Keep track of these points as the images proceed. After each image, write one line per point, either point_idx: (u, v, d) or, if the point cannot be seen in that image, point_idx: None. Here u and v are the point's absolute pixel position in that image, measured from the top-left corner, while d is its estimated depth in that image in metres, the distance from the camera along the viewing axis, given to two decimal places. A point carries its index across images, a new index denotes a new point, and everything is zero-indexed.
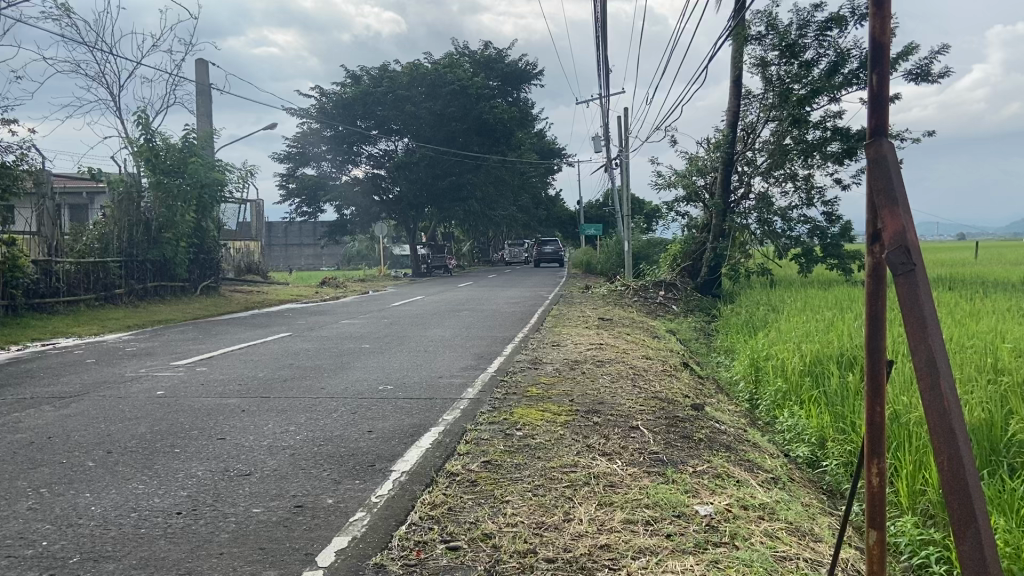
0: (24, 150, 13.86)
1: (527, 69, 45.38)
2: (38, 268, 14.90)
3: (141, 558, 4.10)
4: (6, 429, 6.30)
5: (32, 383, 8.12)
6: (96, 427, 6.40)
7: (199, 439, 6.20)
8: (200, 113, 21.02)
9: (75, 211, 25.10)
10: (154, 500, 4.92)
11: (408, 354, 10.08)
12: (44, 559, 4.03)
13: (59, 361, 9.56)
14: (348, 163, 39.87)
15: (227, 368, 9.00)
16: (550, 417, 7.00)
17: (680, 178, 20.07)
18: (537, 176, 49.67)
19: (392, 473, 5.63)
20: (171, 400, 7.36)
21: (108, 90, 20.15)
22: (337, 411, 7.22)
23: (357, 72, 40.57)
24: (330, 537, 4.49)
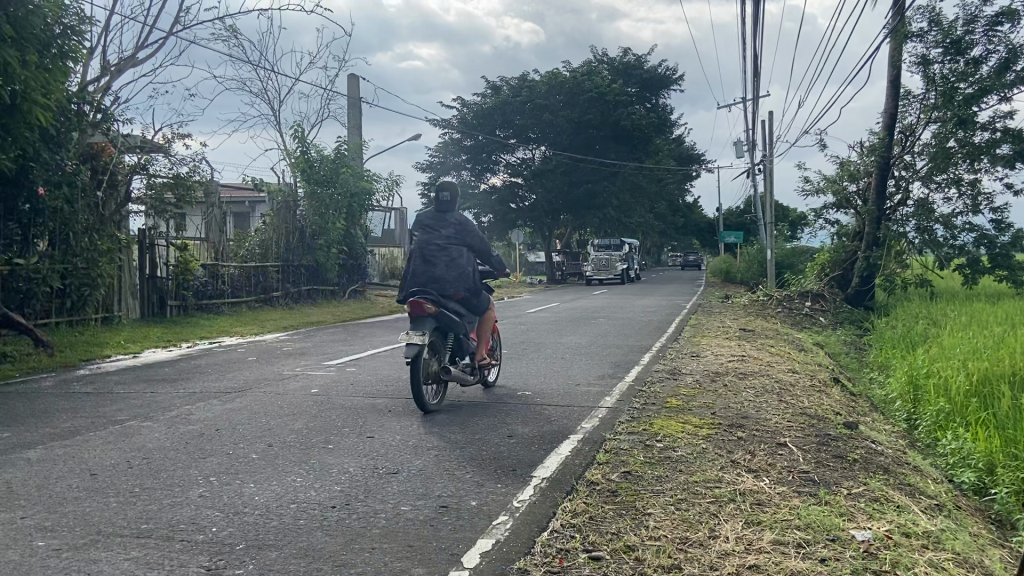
0: (197, 162, 15.02)
1: (667, 74, 44.74)
2: (206, 272, 16.13)
3: (301, 548, 4.33)
4: (180, 420, 6.83)
5: (202, 378, 8.78)
6: (258, 421, 6.83)
7: (350, 436, 6.50)
8: (351, 126, 22.09)
9: (239, 218, 27.04)
10: (311, 494, 5.19)
11: (545, 361, 10.15)
12: (214, 545, 4.31)
13: (224, 358, 10.30)
14: (486, 172, 40.89)
15: (374, 369, 9.39)
16: (692, 430, 6.83)
17: (829, 184, 19.21)
18: (674, 183, 48.85)
19: (533, 479, 5.67)
20: (324, 398, 7.75)
21: (269, 105, 21.56)
22: (478, 415, 7.36)
23: (496, 82, 41.40)
24: (475, 538, 4.58)
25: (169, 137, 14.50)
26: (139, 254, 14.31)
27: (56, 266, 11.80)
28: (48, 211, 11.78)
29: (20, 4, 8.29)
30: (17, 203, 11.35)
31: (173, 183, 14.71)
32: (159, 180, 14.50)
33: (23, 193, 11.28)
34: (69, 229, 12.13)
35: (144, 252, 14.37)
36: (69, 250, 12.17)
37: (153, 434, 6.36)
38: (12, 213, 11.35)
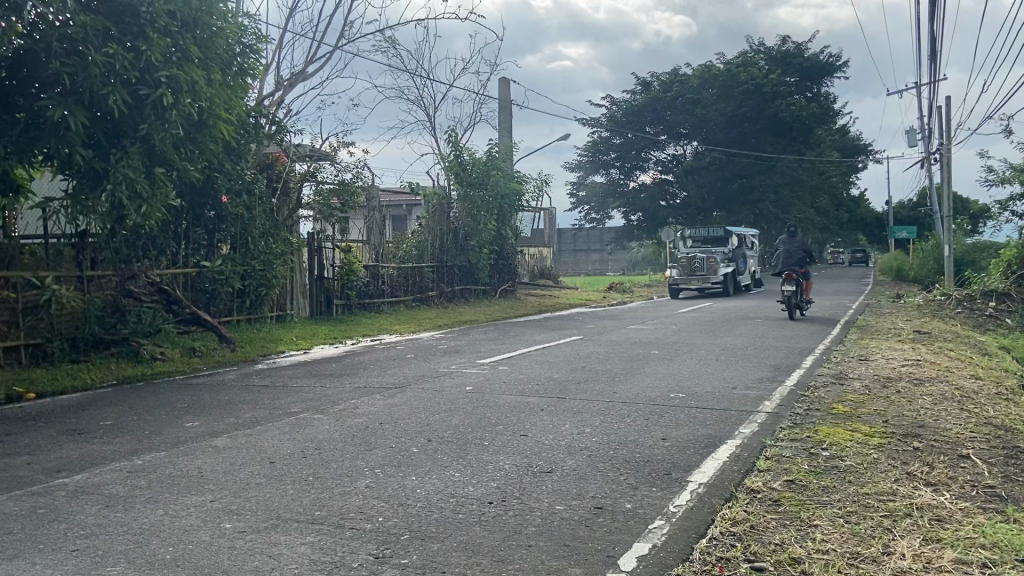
0: (359, 168, 15.82)
1: (828, 62, 42.44)
2: (367, 273, 16.98)
3: (461, 541, 4.44)
4: (346, 414, 7.22)
5: (365, 374, 9.24)
6: (418, 417, 7.10)
7: (504, 434, 6.62)
8: (502, 128, 22.53)
9: (398, 221, 28.28)
10: (469, 489, 5.32)
11: (699, 363, 9.89)
12: (381, 534, 4.51)
13: (385, 355, 10.79)
14: (636, 170, 40.73)
15: (526, 368, 9.51)
16: (861, 439, 6.43)
17: (1017, 172, 17.53)
18: (836, 176, 46.23)
19: (689, 484, 5.54)
20: (479, 396, 7.94)
21: (426, 112, 22.41)
22: (631, 416, 7.28)
23: (646, 79, 40.93)
24: (631, 541, 4.52)
25: (335, 146, 15.37)
26: (308, 256, 15.25)
27: (236, 268, 12.80)
28: (230, 217, 12.81)
29: (206, 27, 9.04)
30: (204, 211, 12.44)
31: (338, 189, 15.57)
32: (326, 187, 15.40)
33: (209, 201, 12.46)
34: (248, 234, 13.12)
35: (312, 254, 15.30)
36: (248, 253, 13.18)
37: (323, 426, 6.75)
38: (199, 220, 12.42)
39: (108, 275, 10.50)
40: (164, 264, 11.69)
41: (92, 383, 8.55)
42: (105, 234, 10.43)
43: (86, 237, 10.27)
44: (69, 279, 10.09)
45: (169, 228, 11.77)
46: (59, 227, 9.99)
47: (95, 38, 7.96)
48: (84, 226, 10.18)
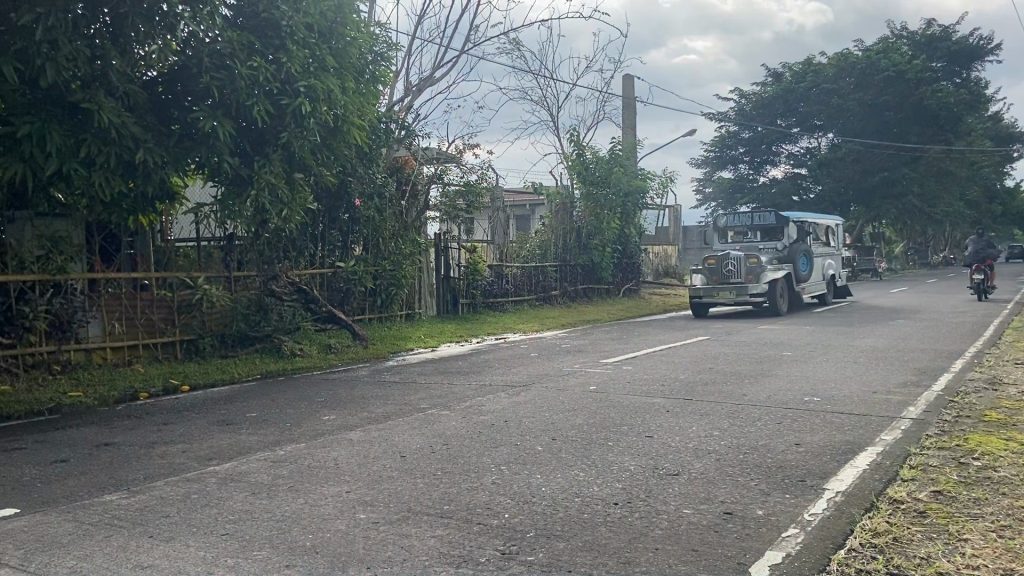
0: (484, 169, 16.09)
1: (980, 44, 39.44)
2: (492, 272, 17.26)
3: (586, 541, 4.44)
4: (473, 411, 7.36)
5: (490, 372, 9.40)
6: (543, 415, 7.15)
7: (629, 435, 6.55)
8: (626, 125, 22.31)
9: (522, 221, 28.54)
10: (595, 489, 5.31)
11: (836, 365, 9.43)
12: (507, 530, 4.57)
13: (509, 353, 10.93)
14: (767, 164, 39.44)
15: (651, 368, 9.38)
16: (1018, 449, 5.93)
17: None
18: (990, 167, 42.87)
19: (825, 491, 5.29)
20: (603, 396, 7.90)
21: (550, 111, 22.51)
22: (761, 419, 7.03)
23: (778, 70, 39.46)
24: (762, 549, 4.37)
25: (461, 148, 15.70)
26: (435, 256, 15.69)
27: (368, 268, 13.31)
28: (362, 219, 13.33)
29: (340, 38, 9.46)
30: (338, 213, 13.01)
31: (464, 190, 15.89)
32: (453, 188, 15.76)
33: (343, 204, 13.04)
34: (379, 235, 13.63)
35: (439, 255, 15.70)
36: (379, 254, 13.69)
37: (451, 423, 6.91)
38: (333, 222, 13.00)
39: (252, 276, 11.17)
40: (302, 265, 12.32)
41: (239, 377, 9.13)
42: (249, 236, 11.09)
43: (233, 240, 10.95)
44: (218, 279, 10.80)
45: (306, 230, 12.38)
46: (209, 230, 10.70)
47: (241, 53, 8.47)
48: (231, 229, 10.86)
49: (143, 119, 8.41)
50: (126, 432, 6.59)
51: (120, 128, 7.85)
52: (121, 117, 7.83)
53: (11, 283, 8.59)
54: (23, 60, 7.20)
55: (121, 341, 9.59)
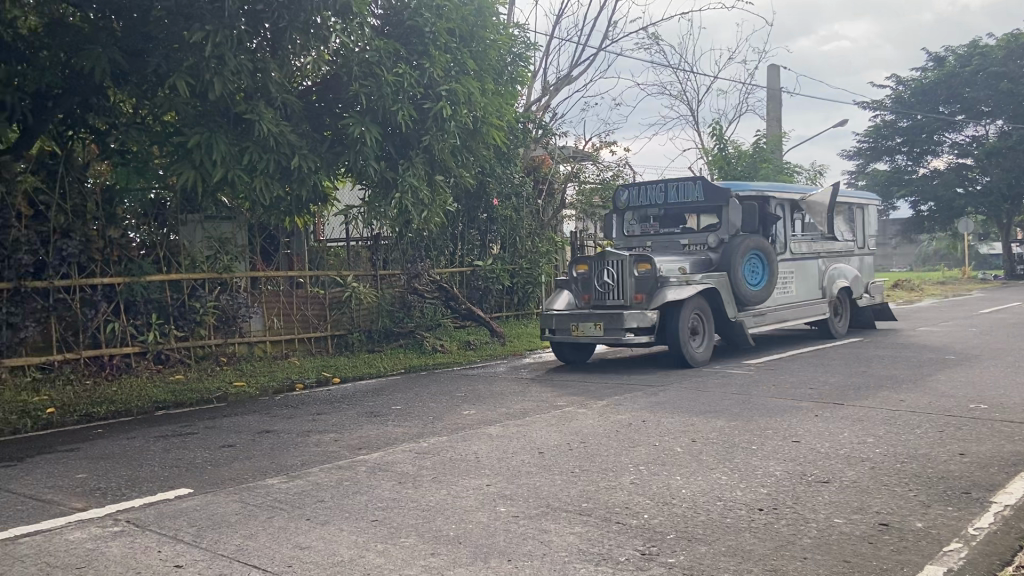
0: (621, 166, 15.99)
1: None
2: None
3: (729, 546, 4.32)
4: (611, 409, 7.33)
5: (628, 371, 9.32)
6: (682, 416, 7.02)
7: (774, 439, 6.32)
8: (771, 118, 21.50)
9: None
10: (738, 493, 5.15)
11: (1007, 371, 8.67)
12: (647, 531, 4.52)
13: (647, 353, 10.81)
14: (927, 154, 36.53)
15: (797, 371, 9.00)
16: None
17: None
18: None
19: (995, 506, 4.89)
20: (746, 398, 7.66)
21: (690, 106, 22.03)
22: (921, 427, 6.59)
23: (939, 53, 36.76)
24: (922, 564, 4.09)
25: (598, 145, 15.67)
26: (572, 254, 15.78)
27: (505, 267, 13.54)
28: (500, 218, 13.59)
29: (480, 41, 9.69)
30: (477, 213, 13.31)
31: (600, 188, 15.85)
32: (589, 186, 15.76)
33: (482, 203, 13.33)
34: (516, 233, 13.83)
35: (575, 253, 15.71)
36: (516, 252, 13.89)
37: (589, 421, 6.91)
38: (473, 222, 13.31)
39: (397, 274, 11.62)
40: (443, 264, 12.67)
41: (385, 371, 9.53)
42: (393, 237, 11.55)
43: (379, 239, 11.44)
44: (366, 277, 11.30)
45: (447, 230, 12.73)
46: (358, 231, 11.23)
47: (387, 61, 8.89)
48: (377, 229, 11.34)
49: (298, 127, 8.93)
50: (284, 421, 7.03)
51: (278, 136, 8.41)
52: (279, 126, 8.38)
53: (185, 281, 9.38)
54: (195, 75, 7.74)
55: (278, 335, 10.21)
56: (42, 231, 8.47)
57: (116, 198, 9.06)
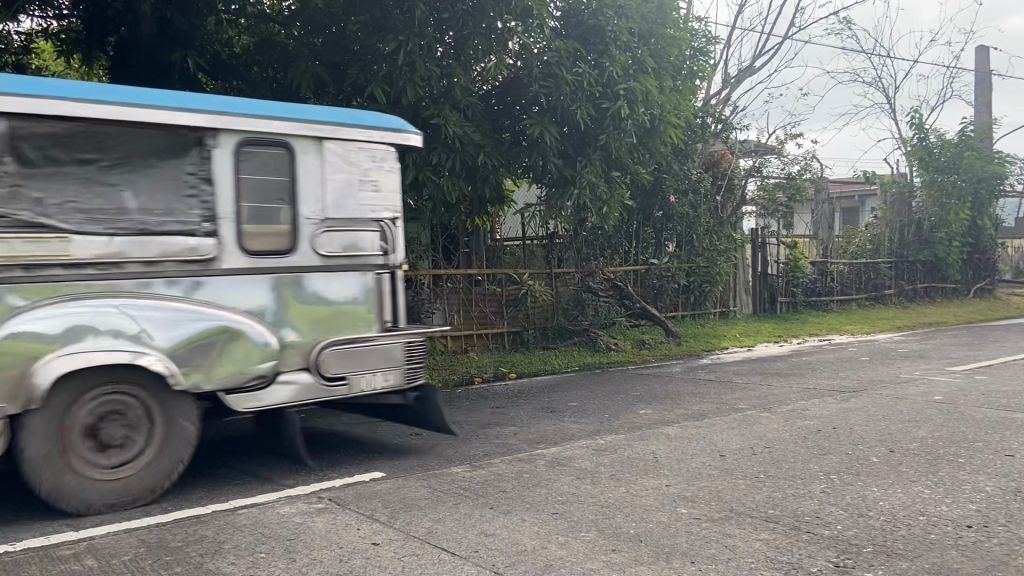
0: (809, 160, 15.32)
1: None
2: (816, 269, 16.31)
3: (933, 563, 4.00)
4: (796, 414, 7.00)
5: (814, 375, 8.85)
6: (877, 424, 6.57)
7: (985, 452, 5.76)
8: (980, 103, 19.60)
9: (851, 214, 26.47)
10: (943, 508, 4.75)
11: None
12: (840, 542, 4.28)
13: (835, 357, 10.21)
14: None
15: (1012, 379, 8.14)
16: None
17: None
18: None
19: None
20: (951, 407, 7.03)
21: (885, 94, 20.56)
22: None
23: None
24: None
25: (782, 139, 15.04)
26: (752, 252, 15.34)
27: (682, 265, 13.33)
28: (676, 216, 13.34)
29: (661, 37, 9.56)
30: (652, 210, 13.18)
31: (785, 183, 15.22)
32: (773, 181, 15.18)
33: (658, 201, 13.16)
34: (693, 230, 13.54)
35: (755, 251, 15.34)
36: (693, 250, 13.62)
37: (773, 425, 6.64)
38: (648, 220, 13.18)
39: (571, 272, 11.74)
40: (618, 262, 12.64)
41: (559, 368, 9.65)
42: (568, 234, 11.67)
43: (554, 238, 11.62)
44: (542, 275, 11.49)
45: (621, 228, 12.69)
46: (534, 229, 11.45)
47: (568, 61, 9.01)
48: (553, 228, 11.51)
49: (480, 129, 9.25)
50: (465, 413, 7.30)
51: (460, 140, 8.76)
52: (463, 129, 8.75)
53: None
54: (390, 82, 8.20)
55: (459, 330, 10.63)
56: None
57: None
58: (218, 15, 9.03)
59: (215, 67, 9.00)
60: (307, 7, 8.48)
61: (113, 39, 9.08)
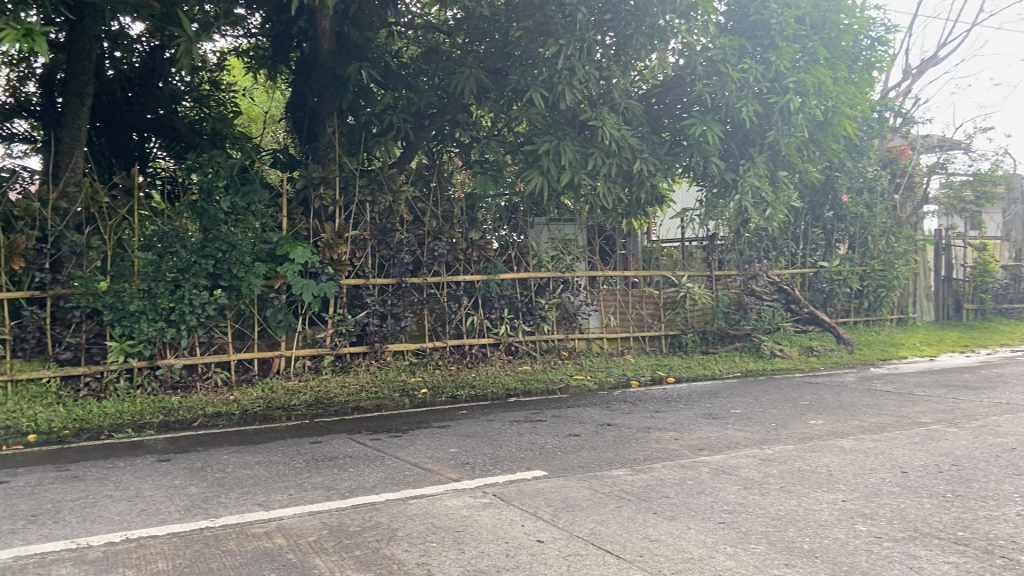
0: (1001, 155, 14.27)
1: None
2: (1009, 273, 14.95)
3: None
4: (987, 430, 6.44)
5: (1008, 389, 8.10)
6: None
7: None
8: None
9: None
10: None
11: None
12: None
13: None
14: None
15: None
16: None
17: None
18: None
19: None
20: None
21: None
22: None
23: None
24: None
25: (971, 133, 13.96)
26: (935, 255, 14.31)
27: (854, 268, 12.63)
28: (849, 216, 12.66)
29: (834, 28, 9.09)
30: (822, 210, 12.57)
31: (974, 179, 14.32)
32: (958, 179, 14.37)
33: (829, 200, 12.56)
34: (867, 231, 12.81)
35: (939, 253, 14.31)
36: (867, 253, 12.89)
37: (961, 442, 6.14)
38: (817, 220, 12.58)
39: (733, 275, 11.43)
40: (784, 265, 12.14)
41: (721, 373, 9.42)
42: (731, 236, 11.37)
43: (716, 239, 11.36)
44: (701, 278, 11.26)
45: (788, 229, 12.19)
46: (694, 231, 11.26)
47: (732, 57, 8.76)
48: (714, 229, 11.26)
49: (638, 130, 9.22)
50: (625, 416, 7.27)
51: (620, 141, 8.73)
52: (620, 132, 8.76)
53: (533, 280, 10.08)
54: (549, 87, 8.27)
55: (615, 332, 10.62)
56: (419, 234, 9.52)
57: (477, 203, 9.83)
58: (391, 28, 9.70)
59: (386, 77, 9.47)
60: (472, 16, 8.76)
61: (295, 55, 9.75)
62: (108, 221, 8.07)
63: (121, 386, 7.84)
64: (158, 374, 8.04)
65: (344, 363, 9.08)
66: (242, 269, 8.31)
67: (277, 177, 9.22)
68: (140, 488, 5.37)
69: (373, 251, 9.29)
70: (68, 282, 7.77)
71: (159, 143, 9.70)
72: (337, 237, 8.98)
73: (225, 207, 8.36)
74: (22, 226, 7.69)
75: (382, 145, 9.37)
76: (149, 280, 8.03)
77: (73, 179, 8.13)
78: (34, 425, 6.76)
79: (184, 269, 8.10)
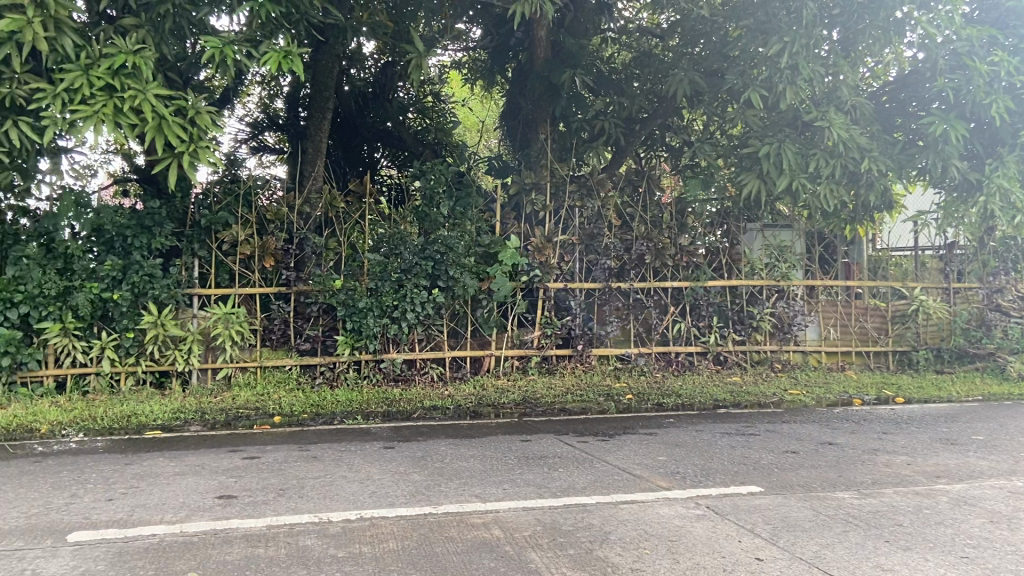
0: None
1: None
2: None
3: None
4: None
5: None
6: None
7: None
8: None
9: None
10: None
11: None
12: None
13: None
14: None
15: None
16: None
17: None
18: None
19: None
20: None
21: None
22: None
23: None
24: None
25: None
26: None
27: None
28: None
29: None
30: None
31: None
32: None
33: None
34: None
35: None
36: None
37: None
38: None
39: (974, 288, 10.35)
40: None
41: (959, 396, 8.55)
42: (973, 245, 10.30)
43: (955, 248, 10.35)
44: (936, 290, 10.31)
45: None
46: (928, 239, 10.33)
47: (980, 49, 8.06)
48: (952, 237, 10.26)
49: (869, 130, 8.62)
50: (848, 435, 6.81)
51: (847, 142, 8.18)
52: (849, 130, 8.20)
53: (744, 288, 9.71)
54: (769, 86, 8.03)
55: (835, 346, 10.00)
56: (628, 239, 9.44)
57: (688, 207, 9.68)
58: (605, 34, 9.91)
59: (598, 83, 9.72)
60: (685, 19, 8.67)
61: (512, 65, 10.14)
62: (343, 225, 8.81)
63: (350, 377, 8.53)
64: (381, 367, 8.65)
65: (550, 365, 9.27)
66: (457, 270, 8.71)
67: (491, 183, 9.60)
68: (369, 471, 5.79)
69: (580, 255, 9.39)
70: (308, 280, 8.57)
71: (386, 153, 10.45)
72: (547, 241, 9.18)
73: (445, 211, 8.84)
74: (273, 228, 8.58)
75: (594, 150, 9.62)
76: (376, 280, 8.65)
77: (315, 187, 8.95)
78: (280, 407, 7.52)
79: (407, 269, 8.67)
